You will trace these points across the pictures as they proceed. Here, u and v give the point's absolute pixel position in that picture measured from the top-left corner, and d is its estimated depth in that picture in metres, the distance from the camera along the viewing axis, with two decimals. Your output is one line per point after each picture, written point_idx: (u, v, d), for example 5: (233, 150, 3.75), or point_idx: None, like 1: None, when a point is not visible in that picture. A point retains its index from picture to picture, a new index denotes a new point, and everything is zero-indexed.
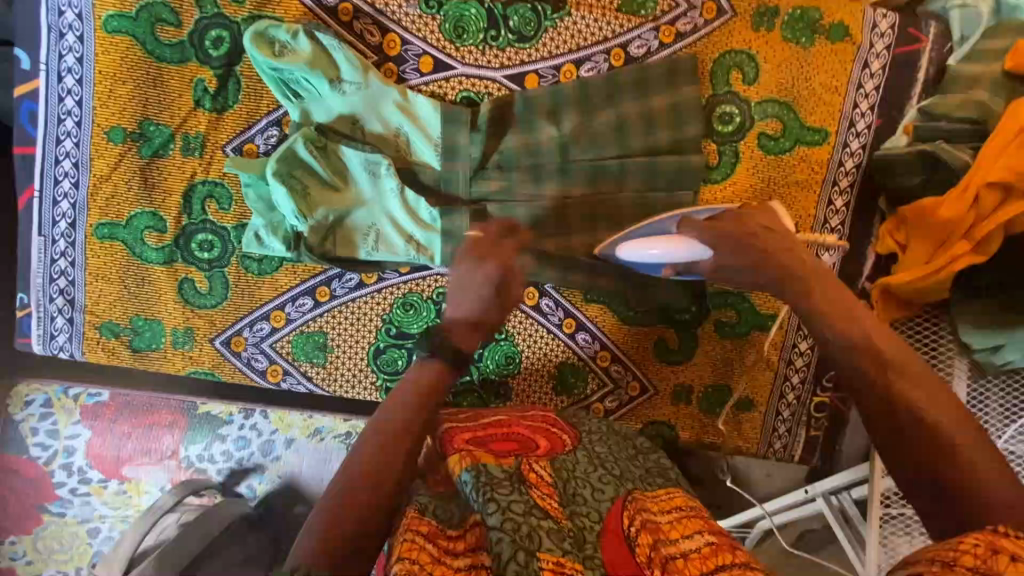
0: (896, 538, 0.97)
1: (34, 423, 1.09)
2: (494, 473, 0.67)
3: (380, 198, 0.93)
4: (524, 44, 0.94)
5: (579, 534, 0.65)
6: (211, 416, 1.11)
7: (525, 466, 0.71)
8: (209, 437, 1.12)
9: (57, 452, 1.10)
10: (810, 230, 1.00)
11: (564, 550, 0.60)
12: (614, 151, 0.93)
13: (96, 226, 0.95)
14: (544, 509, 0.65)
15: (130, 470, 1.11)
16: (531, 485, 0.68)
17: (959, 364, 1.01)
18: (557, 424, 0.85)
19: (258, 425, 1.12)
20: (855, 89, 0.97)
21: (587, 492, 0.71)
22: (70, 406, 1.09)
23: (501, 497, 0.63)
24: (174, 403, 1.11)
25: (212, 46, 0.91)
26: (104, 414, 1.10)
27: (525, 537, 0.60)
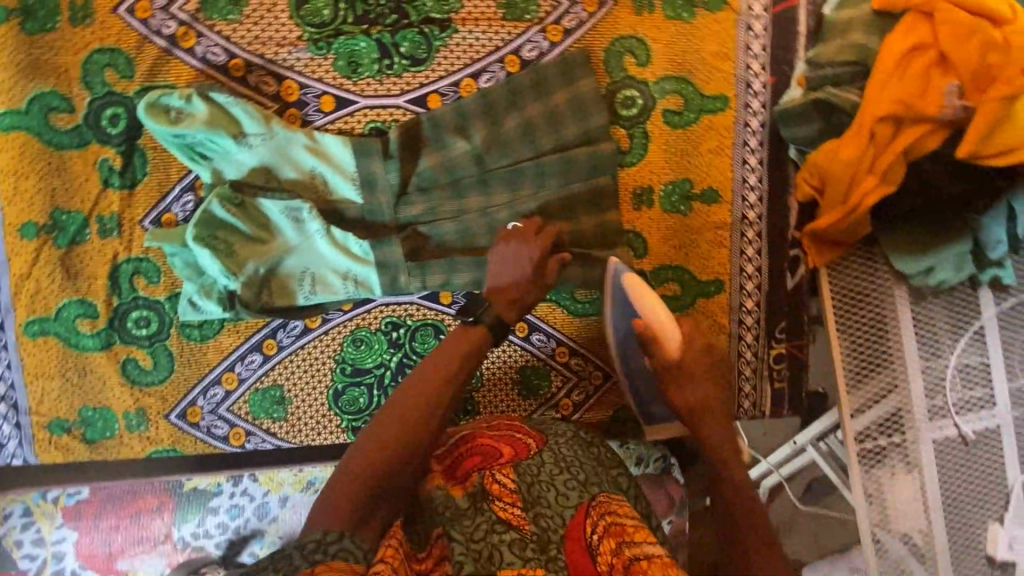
0: (878, 468, 1.10)
1: (16, 535, 1.04)
2: (459, 502, 0.68)
3: (307, 242, 0.93)
4: (419, 68, 0.95)
5: (544, 536, 0.66)
6: (199, 490, 1.06)
7: (487, 480, 0.72)
8: (201, 512, 1.06)
9: (47, 561, 1.04)
10: (730, 193, 1.03)
11: (527, 559, 0.62)
12: (527, 153, 0.96)
13: (26, 324, 0.93)
14: (507, 521, 0.67)
15: (125, 563, 1.06)
16: (494, 499, 0.69)
17: (900, 293, 1.07)
18: (523, 430, 0.86)
19: (249, 490, 1.06)
20: (744, 52, 1.00)
21: (552, 494, 0.72)
22: (52, 511, 1.04)
23: (466, 523, 0.65)
24: (157, 485, 1.05)
25: (109, 124, 0.90)
26: (87, 512, 1.05)
27: (486, 560, 0.62)
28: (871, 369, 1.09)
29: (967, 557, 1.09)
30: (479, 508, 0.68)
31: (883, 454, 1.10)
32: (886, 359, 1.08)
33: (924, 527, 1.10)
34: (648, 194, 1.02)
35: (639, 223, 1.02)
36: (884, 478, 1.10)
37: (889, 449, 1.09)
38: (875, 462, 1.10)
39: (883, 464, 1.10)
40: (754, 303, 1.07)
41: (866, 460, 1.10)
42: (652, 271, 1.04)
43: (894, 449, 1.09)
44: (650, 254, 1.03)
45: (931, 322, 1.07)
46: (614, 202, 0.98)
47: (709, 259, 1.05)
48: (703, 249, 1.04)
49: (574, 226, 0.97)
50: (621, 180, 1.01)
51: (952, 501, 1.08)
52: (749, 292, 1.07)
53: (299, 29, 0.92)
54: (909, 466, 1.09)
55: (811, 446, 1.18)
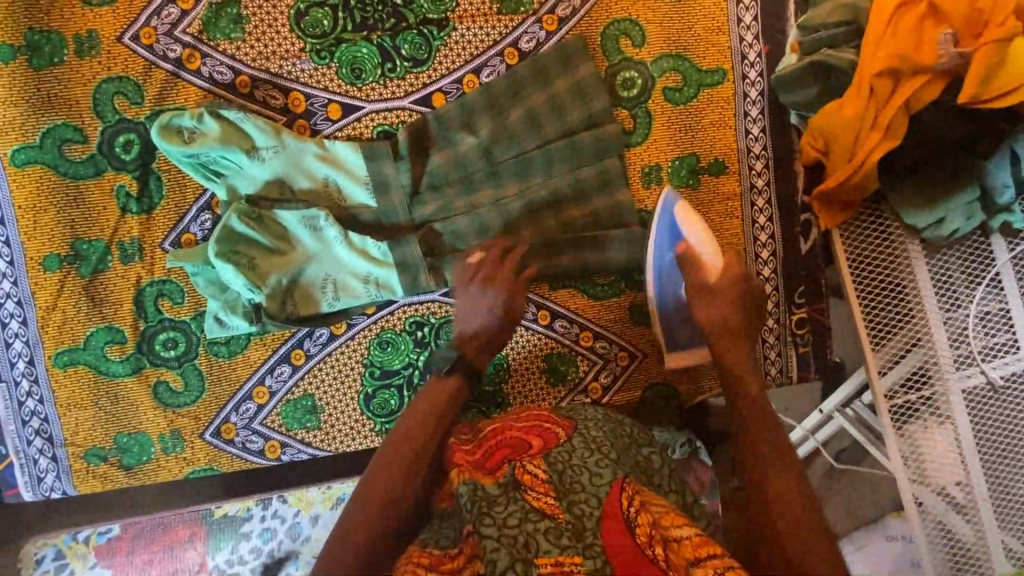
0: (911, 426, 1.11)
1: None
2: (490, 490, 0.70)
3: (327, 249, 0.94)
4: (421, 68, 0.97)
5: (579, 523, 0.68)
6: (229, 517, 1.09)
7: (518, 470, 0.74)
8: (234, 538, 1.09)
9: None
10: (737, 163, 1.05)
11: (563, 547, 0.65)
12: (534, 142, 0.97)
13: (55, 356, 0.94)
14: (541, 510, 0.69)
15: None
16: (527, 488, 0.71)
17: (914, 247, 1.08)
18: (551, 420, 0.87)
19: (279, 512, 1.09)
20: (736, 24, 1.02)
21: (585, 478, 0.74)
22: (83, 551, 1.06)
23: (497, 513, 0.68)
24: (188, 515, 1.08)
25: (123, 151, 0.92)
26: (119, 550, 1.07)
27: (521, 547, 0.65)
28: (892, 327, 1.10)
29: (1009, 504, 1.08)
30: (511, 496, 0.70)
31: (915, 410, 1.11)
32: (906, 314, 1.09)
33: (963, 478, 1.10)
34: (656, 172, 1.03)
35: (650, 202, 1.03)
36: (919, 436, 1.10)
37: (919, 403, 1.10)
38: (907, 420, 1.11)
39: (914, 419, 1.11)
40: (771, 271, 1.08)
41: (898, 419, 1.11)
42: None
43: (925, 404, 1.10)
44: None
45: (947, 272, 1.08)
46: (624, 182, 1.00)
47: (722, 230, 1.06)
48: (715, 222, 1.05)
49: (587, 209, 0.98)
50: (628, 161, 1.02)
51: (987, 449, 1.08)
52: (765, 260, 1.07)
53: (301, 41, 0.94)
54: (941, 418, 1.10)
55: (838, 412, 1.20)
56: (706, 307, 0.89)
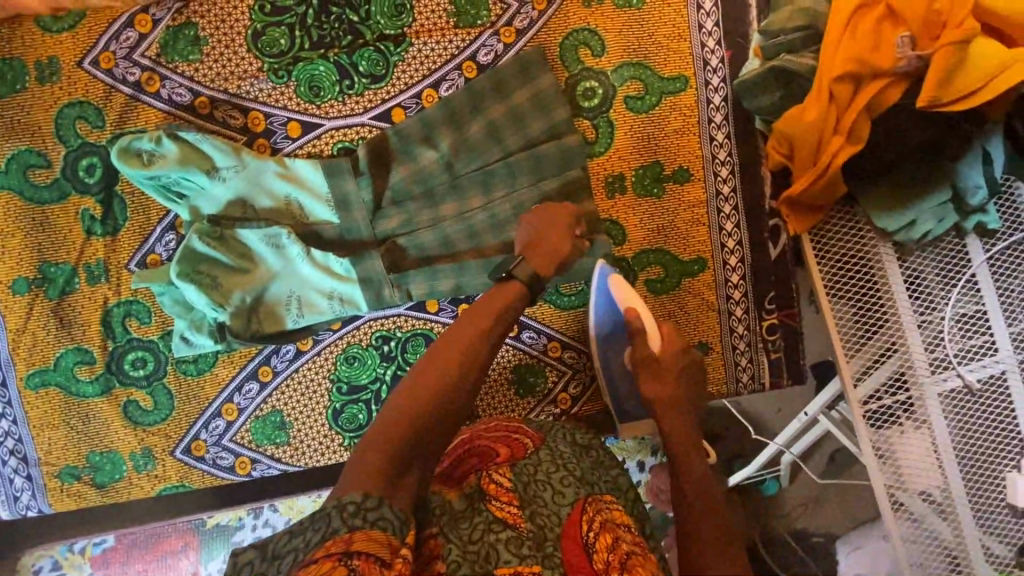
0: (888, 431, 1.09)
1: None
2: (455, 505, 0.72)
3: (290, 266, 0.95)
4: (379, 84, 0.97)
5: (540, 533, 0.69)
6: (221, 526, 1.13)
7: (484, 479, 0.75)
8: (226, 547, 1.13)
9: None
10: (702, 170, 1.04)
11: (523, 556, 0.66)
12: (494, 155, 0.97)
13: (27, 377, 0.95)
14: (503, 520, 0.70)
15: None
16: (491, 498, 0.73)
17: (886, 250, 1.06)
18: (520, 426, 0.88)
19: (270, 520, 1.14)
20: (697, 31, 1.01)
21: (547, 494, 0.75)
22: (80, 562, 1.11)
23: (462, 528, 0.68)
24: (181, 526, 1.12)
25: (86, 174, 0.93)
26: (114, 560, 1.11)
27: (482, 558, 0.65)
28: (867, 330, 1.08)
29: (989, 508, 1.07)
30: (476, 508, 0.71)
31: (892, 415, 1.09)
32: (881, 318, 1.08)
33: (942, 483, 1.08)
34: (620, 181, 1.03)
35: (615, 211, 1.03)
36: (896, 440, 1.09)
37: (896, 407, 1.09)
38: (883, 424, 1.09)
39: (891, 423, 1.10)
40: (740, 277, 1.07)
41: (874, 423, 1.10)
42: (634, 256, 1.04)
43: (903, 408, 1.09)
44: (629, 240, 1.04)
45: (921, 275, 1.07)
46: (586, 192, 0.99)
47: (689, 238, 1.05)
48: (681, 229, 1.05)
49: None
50: (591, 171, 1.02)
51: (966, 453, 1.07)
52: (733, 266, 1.07)
53: (259, 61, 0.95)
54: (918, 422, 1.08)
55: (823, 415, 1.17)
56: (647, 379, 0.84)
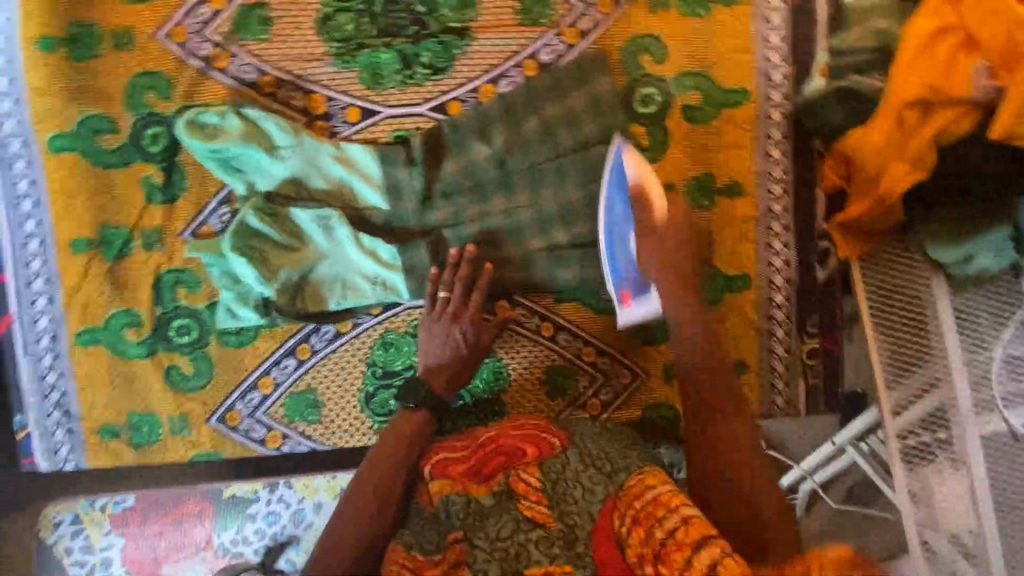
0: (921, 466, 1.07)
1: (67, 542, 1.04)
2: (484, 501, 0.75)
3: (337, 248, 0.97)
4: (439, 76, 0.98)
5: (569, 535, 0.71)
6: (236, 498, 1.05)
7: (513, 478, 0.77)
8: (239, 519, 1.05)
9: (95, 567, 1.04)
10: (755, 186, 1.02)
11: (553, 557, 0.70)
12: (547, 155, 0.97)
13: (78, 334, 0.98)
14: (532, 520, 0.73)
15: (169, 570, 1.05)
16: (519, 497, 0.75)
17: (939, 282, 1.04)
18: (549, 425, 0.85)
19: (284, 497, 1.05)
20: (763, 45, 0.99)
21: (577, 492, 0.75)
22: (99, 518, 1.04)
23: (490, 527, 0.73)
24: (198, 492, 1.05)
25: (151, 143, 0.95)
26: (133, 521, 1.04)
27: (513, 558, 0.70)
28: (910, 363, 1.06)
29: None
30: (505, 506, 0.75)
31: (927, 450, 1.07)
32: (925, 353, 1.05)
33: (975, 527, 1.05)
34: (670, 191, 1.02)
35: None
36: (928, 476, 1.07)
37: (932, 445, 1.06)
38: (916, 459, 1.07)
39: (925, 461, 1.07)
40: (783, 297, 1.05)
41: (907, 457, 1.08)
42: None
43: (939, 445, 1.06)
44: None
45: (973, 312, 1.04)
46: None
47: (735, 254, 1.04)
48: (729, 244, 1.03)
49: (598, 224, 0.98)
50: None
51: (1005, 500, 1.03)
52: (778, 286, 1.05)
53: (325, 46, 0.96)
54: (955, 462, 1.05)
55: (850, 446, 1.12)
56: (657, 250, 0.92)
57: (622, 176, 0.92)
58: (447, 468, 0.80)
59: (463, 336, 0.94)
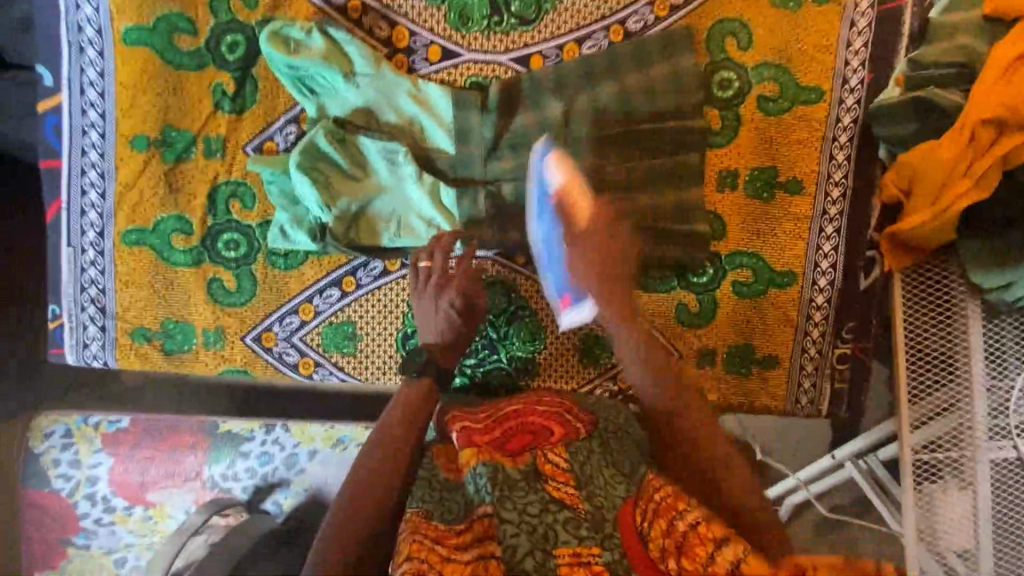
0: (930, 483, 1.10)
1: (55, 454, 1.27)
2: (511, 474, 0.71)
3: (399, 185, 0.97)
4: (526, 27, 0.97)
5: (596, 516, 0.69)
6: (233, 434, 1.31)
7: (540, 458, 0.75)
8: (233, 455, 1.30)
9: (81, 483, 1.27)
10: (814, 185, 1.04)
11: (582, 539, 0.65)
12: (620, 122, 0.98)
13: (124, 232, 0.97)
14: (560, 501, 0.70)
15: (153, 495, 1.29)
16: (547, 478, 0.73)
17: (973, 307, 1.06)
18: (573, 412, 0.89)
19: (281, 440, 1.31)
20: (845, 47, 1.00)
21: (602, 479, 0.75)
22: (92, 435, 1.28)
23: (518, 499, 0.68)
24: (197, 425, 1.31)
25: (228, 50, 0.94)
26: (125, 441, 1.28)
27: (541, 537, 0.65)
28: (934, 380, 1.08)
29: None
30: (533, 485, 0.71)
31: (939, 468, 1.09)
32: (950, 372, 1.07)
33: (971, 546, 1.08)
34: (732, 178, 1.03)
35: (721, 205, 1.03)
36: (936, 495, 1.09)
37: (944, 464, 1.09)
38: (927, 475, 1.09)
39: (933, 478, 1.10)
40: (824, 300, 1.07)
41: (920, 473, 1.10)
42: (728, 255, 1.05)
43: (952, 466, 1.09)
44: (728, 237, 1.04)
45: (1002, 340, 1.06)
46: (699, 179, 1.00)
47: (785, 249, 1.05)
48: (780, 239, 1.05)
49: (660, 199, 0.98)
50: (708, 161, 1.02)
51: (1004, 526, 1.06)
52: (821, 288, 1.06)
53: None
54: (963, 483, 1.08)
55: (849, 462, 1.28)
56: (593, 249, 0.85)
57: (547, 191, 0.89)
58: (474, 437, 0.81)
59: (465, 298, 0.94)
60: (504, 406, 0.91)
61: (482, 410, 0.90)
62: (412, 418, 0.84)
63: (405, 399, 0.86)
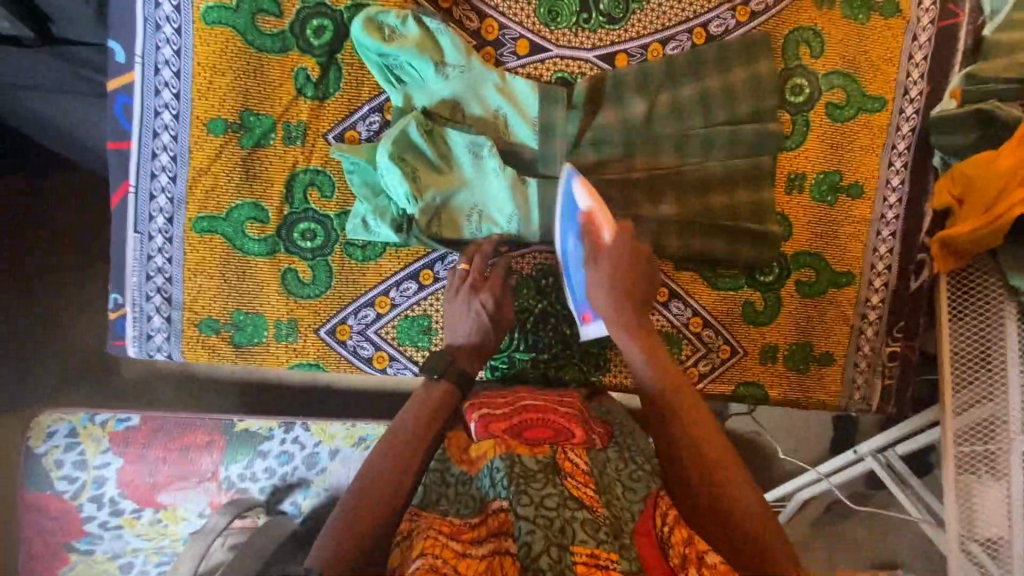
0: (969, 475, 1.13)
1: (59, 454, 1.18)
2: (528, 465, 0.73)
3: (482, 178, 0.95)
4: (614, 26, 0.99)
5: (616, 525, 0.70)
6: (251, 432, 1.26)
7: (559, 455, 0.76)
8: (252, 454, 1.25)
9: (86, 484, 1.17)
10: (873, 190, 1.09)
11: (599, 541, 0.65)
12: (699, 122, 1.00)
13: (195, 219, 0.93)
14: (579, 500, 0.70)
15: (166, 497, 1.20)
16: (566, 475, 0.74)
17: (1009, 307, 1.10)
18: (590, 419, 0.91)
19: (300, 438, 1.26)
20: (907, 60, 1.06)
21: (620, 492, 0.77)
22: (99, 435, 1.20)
23: (535, 492, 0.68)
24: (212, 424, 1.25)
25: (314, 34, 0.91)
26: (135, 441, 1.21)
27: (557, 531, 0.64)
28: (971, 376, 1.12)
29: None
30: (552, 479, 0.71)
31: (978, 461, 1.13)
32: (988, 367, 1.11)
33: (1002, 535, 1.12)
34: (799, 181, 1.07)
35: (788, 206, 1.07)
36: (974, 486, 1.13)
37: (982, 456, 1.13)
38: (967, 466, 1.13)
39: (969, 470, 1.13)
40: (879, 300, 1.11)
41: (961, 465, 1.14)
42: (792, 255, 1.08)
43: (988, 457, 1.12)
44: (794, 237, 1.08)
45: None
46: (769, 180, 1.03)
47: (844, 250, 1.09)
48: (840, 241, 1.09)
49: (731, 200, 1.02)
50: (778, 163, 1.05)
51: None
52: (876, 288, 1.11)
53: None
54: (997, 474, 1.11)
55: (871, 456, 1.34)
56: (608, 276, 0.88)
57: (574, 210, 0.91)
58: (492, 425, 0.82)
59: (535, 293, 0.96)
60: (525, 400, 0.90)
61: (501, 398, 0.91)
62: (429, 422, 0.82)
63: (424, 400, 0.85)
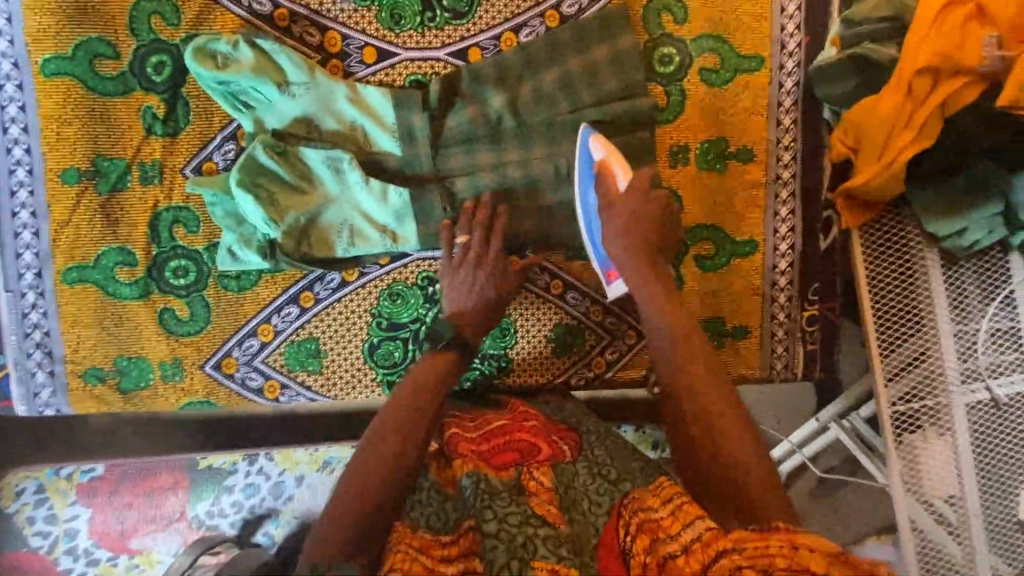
0: (912, 435, 1.03)
1: (29, 512, 1.17)
2: (496, 483, 0.69)
3: (346, 192, 0.94)
4: (460, 21, 0.97)
5: (576, 541, 0.64)
6: (214, 468, 1.21)
7: (524, 476, 0.71)
8: (217, 490, 1.22)
9: (59, 538, 1.18)
10: (765, 152, 1.04)
11: (560, 556, 0.60)
12: (567, 106, 0.96)
13: (64, 271, 0.93)
14: (542, 517, 0.65)
15: (137, 542, 1.19)
16: (530, 494, 0.69)
17: (931, 254, 1.01)
18: (559, 431, 0.83)
19: (265, 469, 1.23)
20: (779, 13, 1.01)
21: (586, 502, 0.70)
22: (65, 488, 1.18)
23: (499, 507, 0.65)
24: (174, 463, 1.21)
25: (155, 71, 0.91)
26: (101, 489, 1.19)
27: (519, 546, 0.61)
28: (901, 332, 1.03)
29: (1001, 526, 1.02)
30: (516, 498, 0.67)
31: (919, 418, 1.03)
32: (915, 319, 1.02)
33: (956, 494, 1.03)
34: (684, 153, 1.03)
35: (676, 181, 1.03)
36: (919, 446, 1.03)
37: (923, 413, 1.03)
38: (908, 425, 1.03)
39: (913, 427, 1.03)
40: (787, 264, 1.07)
41: (901, 425, 1.04)
42: (688, 229, 1.04)
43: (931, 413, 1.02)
44: (686, 212, 1.04)
45: (962, 284, 1.02)
46: (652, 156, 0.99)
47: (744, 217, 1.05)
48: (738, 209, 1.05)
49: None
50: (658, 137, 1.02)
51: (987, 468, 1.01)
52: (783, 253, 1.07)
53: None
54: (942, 430, 1.02)
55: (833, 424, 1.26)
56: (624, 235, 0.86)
57: (588, 163, 0.91)
58: (460, 444, 0.78)
59: None
60: (494, 417, 0.85)
61: (472, 421, 0.84)
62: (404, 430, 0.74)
63: (398, 400, 0.77)
